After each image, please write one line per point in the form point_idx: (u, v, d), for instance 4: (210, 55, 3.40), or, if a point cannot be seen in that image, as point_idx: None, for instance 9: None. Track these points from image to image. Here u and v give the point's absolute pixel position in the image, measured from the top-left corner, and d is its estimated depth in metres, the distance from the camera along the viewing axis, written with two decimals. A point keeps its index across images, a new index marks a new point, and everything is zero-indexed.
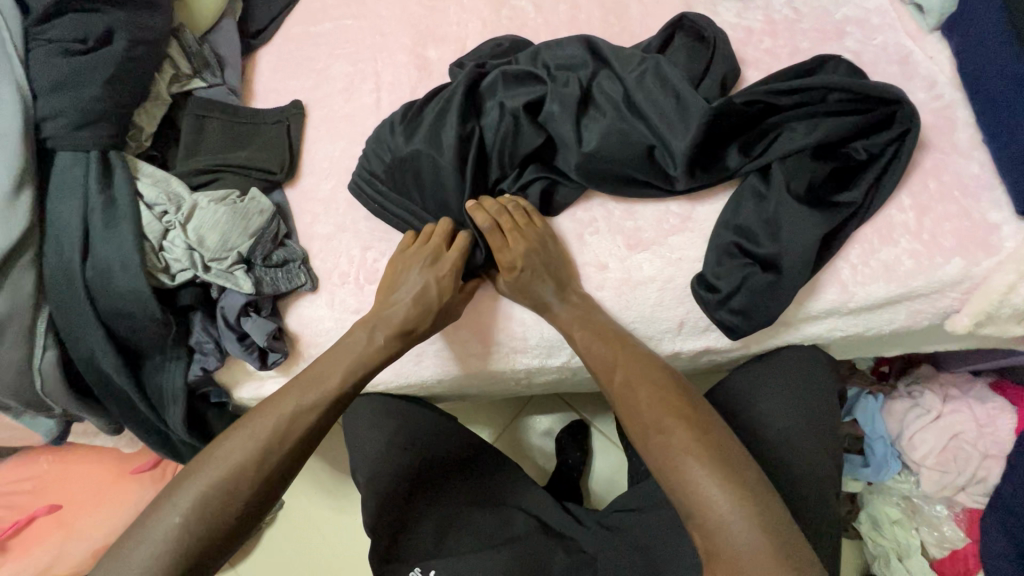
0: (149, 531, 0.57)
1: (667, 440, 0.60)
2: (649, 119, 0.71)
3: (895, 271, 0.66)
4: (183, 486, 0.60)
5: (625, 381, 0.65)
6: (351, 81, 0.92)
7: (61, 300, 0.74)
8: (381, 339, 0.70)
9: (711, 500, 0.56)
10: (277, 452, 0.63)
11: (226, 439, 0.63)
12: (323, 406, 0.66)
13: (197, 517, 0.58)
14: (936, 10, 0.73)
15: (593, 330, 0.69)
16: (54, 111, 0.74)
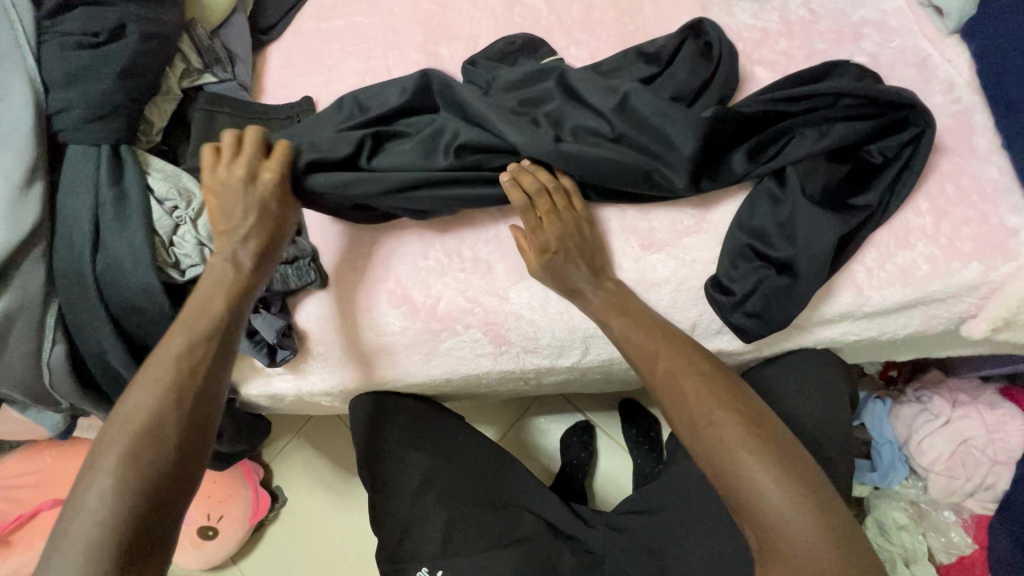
0: (85, 499, 0.56)
1: (717, 433, 0.59)
2: (650, 127, 0.68)
3: (911, 275, 0.65)
4: (105, 450, 0.58)
5: (669, 372, 0.63)
6: (362, 78, 0.92)
7: (71, 294, 0.74)
8: (246, 261, 0.68)
9: (764, 494, 0.55)
10: (185, 390, 0.62)
11: (130, 394, 0.62)
12: (213, 337, 0.65)
13: (130, 470, 0.57)
14: (955, 12, 0.72)
15: (634, 321, 0.67)
16: (67, 104, 0.74)
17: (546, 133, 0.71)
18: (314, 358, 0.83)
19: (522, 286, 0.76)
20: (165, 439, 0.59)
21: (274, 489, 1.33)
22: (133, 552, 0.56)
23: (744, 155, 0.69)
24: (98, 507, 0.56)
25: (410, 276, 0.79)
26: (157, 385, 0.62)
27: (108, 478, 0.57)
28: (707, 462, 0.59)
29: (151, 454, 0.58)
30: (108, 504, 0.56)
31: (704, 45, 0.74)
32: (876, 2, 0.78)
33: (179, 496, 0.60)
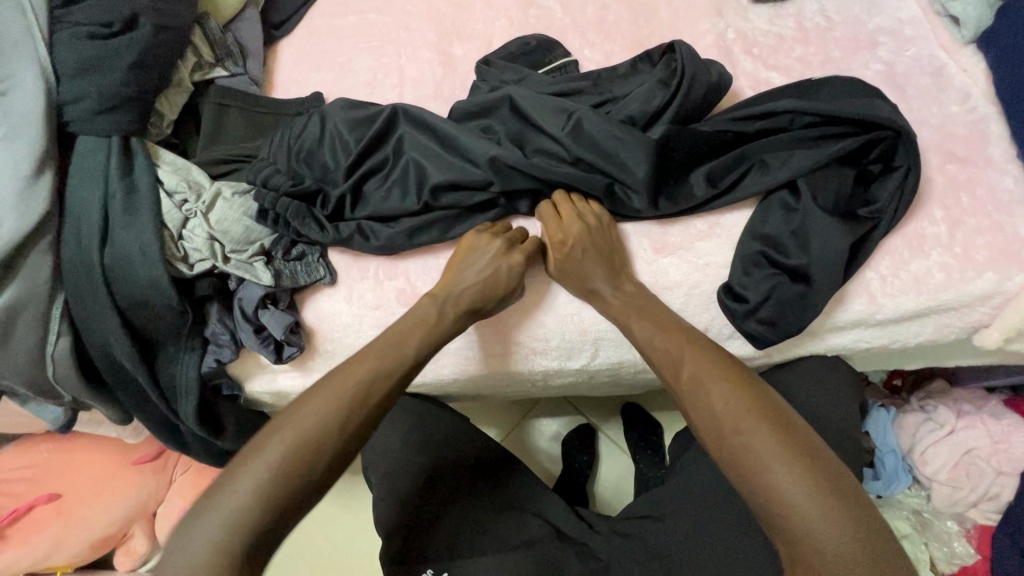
0: (238, 484, 0.54)
1: (747, 439, 0.57)
2: (604, 147, 0.70)
3: (925, 284, 0.65)
4: (268, 442, 0.56)
5: (694, 376, 0.62)
6: (374, 75, 0.91)
7: (78, 287, 0.73)
8: (450, 315, 0.69)
9: (796, 508, 0.53)
10: (354, 407, 0.60)
11: (307, 399, 0.59)
12: (398, 373, 0.64)
13: (284, 473, 0.55)
14: (972, 22, 0.72)
15: (657, 324, 0.67)
16: (78, 95, 0.73)
17: (503, 152, 0.72)
18: (318, 356, 0.83)
19: (533, 287, 0.76)
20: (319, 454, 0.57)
21: None
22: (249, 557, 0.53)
23: (699, 176, 0.70)
24: (237, 501, 0.53)
25: (420, 275, 0.79)
26: (328, 393, 0.60)
27: (258, 475, 0.54)
28: (734, 469, 0.57)
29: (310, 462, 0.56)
30: (249, 505, 0.53)
31: (674, 62, 0.72)
32: (892, 11, 0.78)
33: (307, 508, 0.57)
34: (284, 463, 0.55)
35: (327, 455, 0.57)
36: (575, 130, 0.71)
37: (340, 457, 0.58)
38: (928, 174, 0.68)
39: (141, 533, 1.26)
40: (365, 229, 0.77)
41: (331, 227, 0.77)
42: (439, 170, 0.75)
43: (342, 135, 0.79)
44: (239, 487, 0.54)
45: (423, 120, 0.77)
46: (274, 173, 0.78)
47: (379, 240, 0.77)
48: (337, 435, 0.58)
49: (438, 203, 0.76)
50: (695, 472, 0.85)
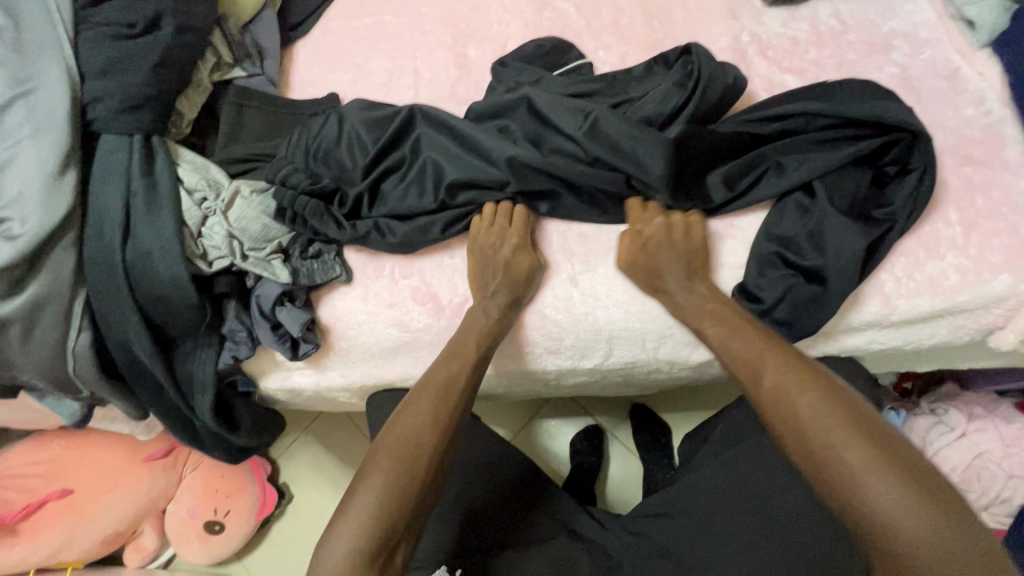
0: (357, 500, 0.60)
1: (838, 452, 0.53)
2: (622, 146, 0.71)
3: (940, 285, 0.65)
4: (376, 460, 0.63)
5: (776, 384, 0.59)
6: (390, 76, 0.92)
7: (99, 283, 0.74)
8: (495, 312, 0.72)
9: (897, 529, 0.48)
10: (443, 413, 0.67)
11: (405, 413, 0.67)
12: (467, 371, 0.70)
13: (397, 480, 0.61)
14: (987, 26, 0.72)
15: (735, 329, 0.65)
16: (101, 93, 0.74)
17: (521, 151, 0.73)
18: (333, 353, 0.84)
19: (548, 287, 0.76)
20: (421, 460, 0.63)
21: (280, 486, 1.34)
22: (376, 563, 0.58)
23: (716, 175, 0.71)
24: (363, 509, 0.59)
25: (435, 274, 0.80)
26: (420, 406, 0.67)
27: (377, 485, 0.60)
28: (822, 482, 0.53)
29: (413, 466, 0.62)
30: (373, 512, 0.59)
31: (691, 64, 0.73)
32: (906, 14, 0.78)
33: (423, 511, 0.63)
34: (396, 470, 0.61)
35: (426, 458, 0.63)
36: (592, 130, 0.72)
37: (439, 459, 0.65)
38: (943, 176, 0.68)
39: (151, 528, 1.28)
40: (382, 226, 0.78)
41: (348, 225, 0.78)
42: (456, 169, 0.77)
43: (360, 135, 0.80)
44: (361, 498, 0.60)
45: (441, 120, 0.78)
46: (292, 172, 0.79)
47: (395, 237, 0.78)
48: (432, 439, 0.65)
49: (455, 201, 0.77)
50: (705, 473, 0.83)
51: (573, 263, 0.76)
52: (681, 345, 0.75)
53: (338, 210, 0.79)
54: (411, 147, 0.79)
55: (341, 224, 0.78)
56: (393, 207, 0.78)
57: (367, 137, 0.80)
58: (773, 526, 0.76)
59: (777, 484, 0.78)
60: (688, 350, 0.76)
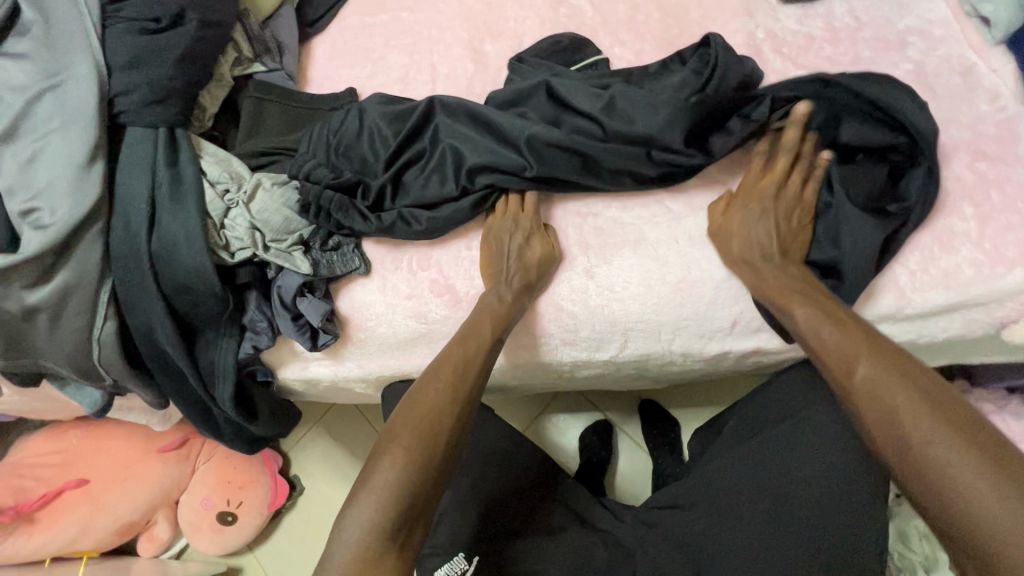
0: (374, 472, 0.60)
1: (936, 451, 0.51)
2: (640, 117, 0.73)
3: (954, 279, 0.66)
4: (393, 435, 0.63)
5: (869, 377, 0.58)
6: (407, 72, 0.94)
7: (125, 273, 0.76)
8: (508, 297, 0.74)
9: (998, 524, 0.46)
10: (459, 392, 0.67)
11: (421, 388, 0.68)
12: (483, 353, 0.71)
13: (411, 457, 0.61)
14: (1002, 23, 0.73)
15: (826, 313, 0.64)
16: (128, 87, 0.76)
17: (542, 127, 0.75)
18: (352, 344, 0.85)
19: (563, 278, 0.77)
20: (438, 438, 0.63)
21: (292, 478, 1.36)
22: (392, 542, 0.57)
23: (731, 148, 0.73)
24: (383, 483, 0.59)
25: (452, 266, 0.81)
26: (436, 383, 0.68)
27: (396, 459, 0.60)
28: (910, 480, 0.52)
29: (430, 443, 0.62)
30: (391, 488, 0.59)
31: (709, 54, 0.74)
32: (921, 12, 0.79)
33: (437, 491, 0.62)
34: (416, 445, 0.62)
35: (443, 437, 0.64)
36: (612, 104, 0.74)
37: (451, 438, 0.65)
38: (958, 171, 0.69)
39: (165, 519, 1.30)
40: (407, 217, 0.79)
41: (374, 217, 0.79)
42: (476, 154, 0.78)
43: (380, 128, 0.82)
44: (380, 473, 0.60)
45: (464, 109, 0.80)
46: (316, 166, 0.81)
47: (420, 226, 0.79)
48: (447, 417, 0.65)
49: (475, 185, 0.78)
50: (718, 464, 0.84)
51: (589, 255, 0.77)
52: (695, 337, 0.76)
53: (362, 202, 0.80)
54: (433, 138, 0.81)
55: (365, 216, 0.80)
56: (417, 198, 0.79)
57: (390, 130, 0.82)
58: (788, 515, 0.75)
59: (792, 473, 0.78)
60: (702, 342, 0.77)
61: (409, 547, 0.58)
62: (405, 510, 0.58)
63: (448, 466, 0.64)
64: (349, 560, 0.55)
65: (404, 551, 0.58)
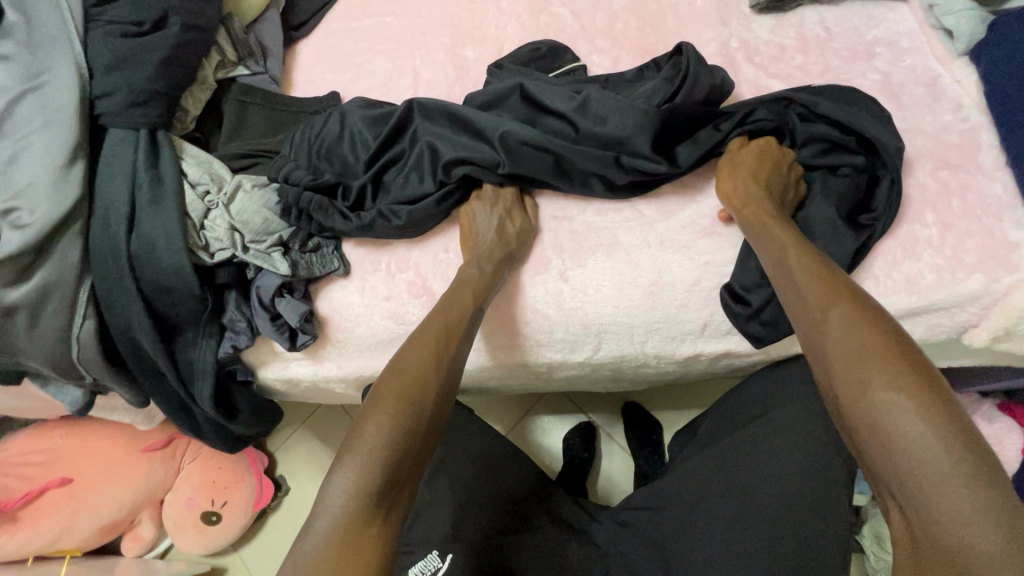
0: (364, 432, 0.61)
1: (892, 402, 0.50)
2: (609, 122, 0.75)
3: (916, 284, 0.68)
4: (380, 400, 0.63)
5: (845, 325, 0.56)
6: (390, 76, 0.95)
7: (104, 273, 0.76)
8: (489, 267, 0.75)
9: (923, 467, 0.47)
10: (443, 360, 0.68)
11: (405, 353, 0.69)
12: (467, 316, 0.72)
13: (400, 419, 0.62)
14: (965, 35, 0.75)
15: (812, 261, 0.62)
16: (109, 89, 0.77)
17: (515, 126, 0.77)
18: (332, 345, 0.86)
19: (538, 281, 0.78)
20: (425, 399, 0.64)
21: (276, 478, 1.36)
22: (379, 507, 0.57)
23: (696, 154, 0.75)
24: (369, 447, 0.59)
25: (430, 268, 0.82)
26: (422, 351, 0.68)
27: (382, 424, 0.61)
28: (859, 427, 0.52)
29: (419, 406, 0.63)
30: (380, 450, 0.59)
31: (680, 63, 0.76)
32: (889, 23, 0.81)
33: (423, 453, 0.63)
34: (402, 412, 0.62)
35: (431, 400, 0.65)
36: (584, 108, 0.76)
37: (440, 403, 0.66)
38: (921, 179, 0.70)
39: (149, 518, 1.30)
40: (387, 212, 0.80)
41: (354, 216, 0.80)
42: (454, 151, 0.79)
43: (361, 132, 0.83)
44: (365, 437, 0.60)
45: (444, 107, 0.81)
46: (295, 169, 0.82)
47: (400, 220, 0.79)
48: (434, 380, 0.66)
49: (452, 178, 0.79)
50: (693, 466, 0.85)
51: (564, 259, 0.78)
52: (667, 339, 0.77)
53: (342, 202, 0.82)
54: (413, 137, 0.82)
55: (345, 218, 0.80)
56: (399, 196, 0.81)
57: (371, 134, 0.83)
58: (759, 514, 0.76)
59: (763, 474, 0.78)
60: (674, 344, 0.78)
61: (394, 513, 0.59)
62: (389, 477, 0.59)
63: (435, 428, 0.65)
64: (333, 522, 0.56)
65: (392, 513, 0.59)
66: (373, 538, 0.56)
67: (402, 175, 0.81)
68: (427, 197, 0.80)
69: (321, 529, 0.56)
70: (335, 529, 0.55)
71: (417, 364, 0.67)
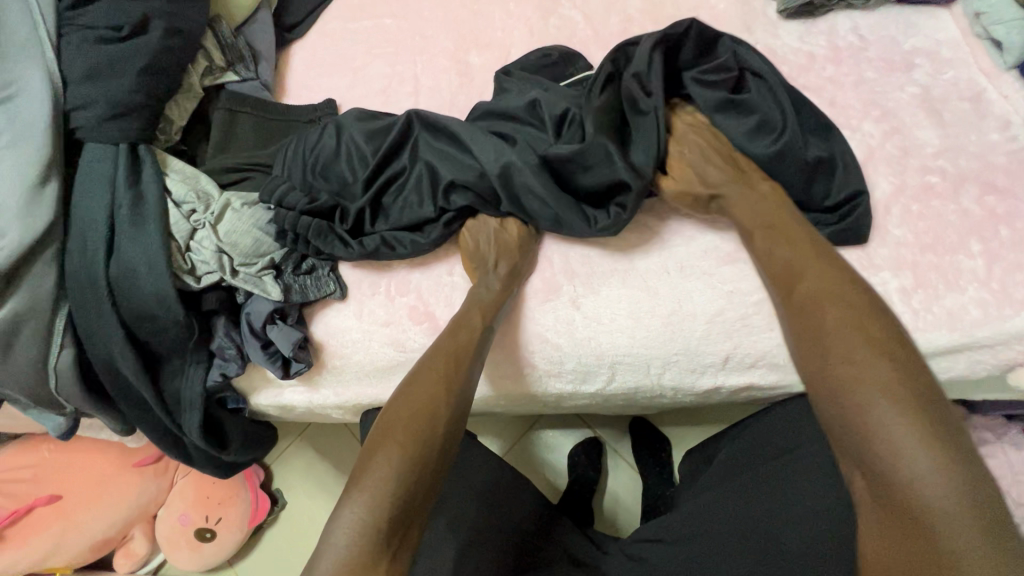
0: (372, 464, 0.56)
1: (854, 371, 0.52)
2: (597, 166, 0.69)
3: (960, 320, 0.62)
4: (387, 431, 0.59)
5: (810, 295, 0.58)
6: (389, 83, 0.89)
7: (83, 299, 0.72)
8: (497, 282, 0.70)
9: (892, 438, 0.48)
10: (454, 384, 0.63)
11: (412, 378, 0.64)
12: (479, 335, 0.67)
13: (409, 450, 0.57)
14: (1015, 47, 0.69)
15: (783, 233, 0.63)
16: (85, 101, 0.71)
17: (516, 157, 0.71)
18: (327, 371, 0.81)
19: (548, 308, 0.73)
20: (434, 428, 0.59)
21: (273, 492, 1.31)
22: (386, 546, 0.53)
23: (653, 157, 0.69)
24: (376, 479, 0.55)
25: (432, 292, 0.77)
26: (431, 374, 0.63)
27: (392, 454, 0.56)
28: (822, 398, 0.54)
29: (428, 432, 0.59)
30: (388, 485, 0.54)
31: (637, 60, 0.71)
32: (929, 31, 0.75)
33: (434, 487, 0.58)
34: (412, 440, 0.58)
35: (442, 428, 0.60)
36: (566, 125, 0.72)
37: (450, 430, 0.61)
38: (964, 206, 0.65)
39: (142, 533, 1.25)
40: (390, 240, 0.75)
41: (355, 243, 0.75)
42: (452, 171, 0.74)
43: (359, 146, 0.78)
44: (375, 468, 0.55)
45: (446, 125, 0.75)
46: (289, 190, 0.76)
47: (405, 250, 0.75)
48: (445, 405, 0.61)
49: (452, 205, 0.74)
50: (711, 497, 0.80)
51: (576, 285, 0.73)
52: (686, 372, 0.72)
53: (341, 224, 0.76)
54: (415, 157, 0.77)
55: (347, 247, 0.75)
56: (404, 216, 0.75)
57: (369, 152, 0.77)
58: (783, 558, 0.71)
59: (787, 511, 0.73)
60: (692, 376, 0.73)
61: (403, 551, 0.54)
62: (398, 513, 0.54)
63: (445, 459, 0.60)
64: (339, 563, 0.51)
65: (400, 553, 0.54)
66: None
67: (403, 199, 0.76)
68: (431, 221, 0.75)
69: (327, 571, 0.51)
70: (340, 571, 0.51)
71: (426, 389, 0.62)
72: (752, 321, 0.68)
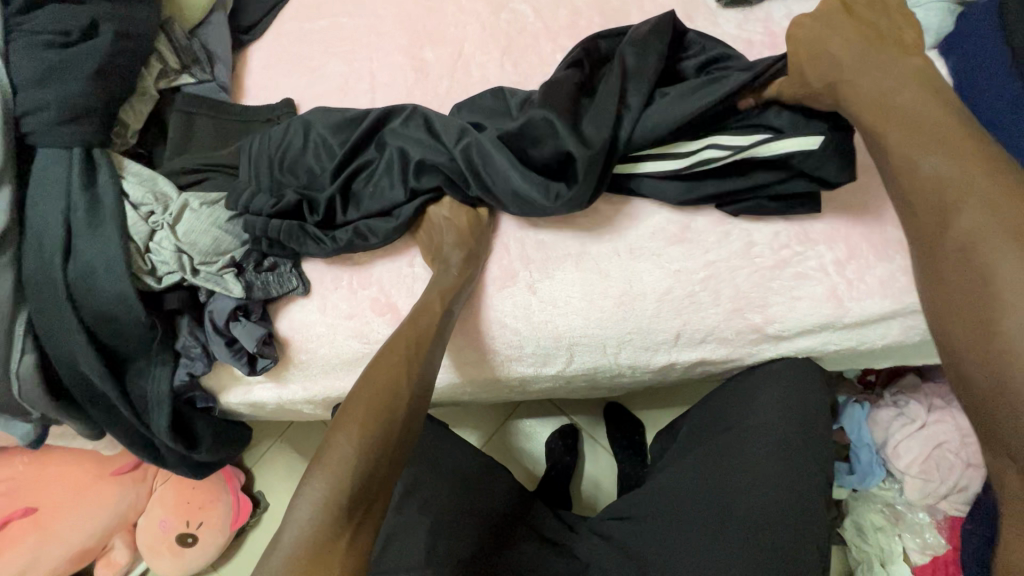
0: (333, 445, 0.57)
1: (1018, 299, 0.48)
2: (546, 139, 0.67)
3: (890, 286, 0.68)
4: (348, 415, 0.60)
5: (970, 229, 0.51)
6: (346, 81, 0.90)
7: (43, 304, 0.72)
8: (456, 265, 0.72)
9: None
10: (414, 367, 0.65)
11: (375, 363, 0.65)
12: (439, 320, 0.69)
13: (370, 432, 0.58)
14: (934, 28, 0.75)
15: (934, 141, 0.55)
16: (35, 105, 0.72)
17: (477, 134, 0.71)
18: (293, 367, 0.83)
19: (506, 294, 0.75)
20: (395, 409, 0.61)
21: (255, 494, 1.32)
22: (348, 522, 0.54)
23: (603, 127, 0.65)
24: (337, 461, 0.56)
25: (394, 283, 0.79)
26: (392, 358, 0.65)
27: (352, 435, 0.58)
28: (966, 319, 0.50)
29: (389, 410, 0.61)
30: (347, 464, 0.56)
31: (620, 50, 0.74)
32: None
33: (396, 466, 0.60)
34: (371, 422, 0.59)
35: (403, 408, 0.62)
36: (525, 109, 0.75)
37: (410, 413, 0.63)
38: None
39: (122, 543, 1.24)
40: (363, 231, 0.76)
41: (329, 239, 0.76)
42: (422, 150, 0.74)
43: (326, 141, 0.79)
44: (334, 449, 0.57)
45: (418, 112, 0.77)
46: (256, 196, 0.77)
47: (378, 239, 0.76)
48: (406, 387, 0.63)
49: (422, 185, 0.75)
50: (673, 472, 0.82)
51: (531, 270, 0.75)
52: (640, 349, 0.75)
53: (314, 216, 0.77)
54: (382, 141, 0.77)
55: (320, 247, 0.76)
56: (378, 197, 0.76)
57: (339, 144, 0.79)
58: (737, 522, 0.73)
59: (742, 479, 0.75)
60: (647, 353, 0.76)
61: (365, 527, 0.56)
62: (358, 491, 0.56)
63: (406, 440, 0.62)
64: (300, 538, 0.53)
65: (361, 532, 0.55)
66: (342, 555, 0.53)
67: (371, 191, 0.77)
68: (403, 204, 0.76)
69: (287, 549, 0.52)
70: (300, 548, 0.52)
71: (386, 372, 0.64)
72: (699, 298, 0.72)
